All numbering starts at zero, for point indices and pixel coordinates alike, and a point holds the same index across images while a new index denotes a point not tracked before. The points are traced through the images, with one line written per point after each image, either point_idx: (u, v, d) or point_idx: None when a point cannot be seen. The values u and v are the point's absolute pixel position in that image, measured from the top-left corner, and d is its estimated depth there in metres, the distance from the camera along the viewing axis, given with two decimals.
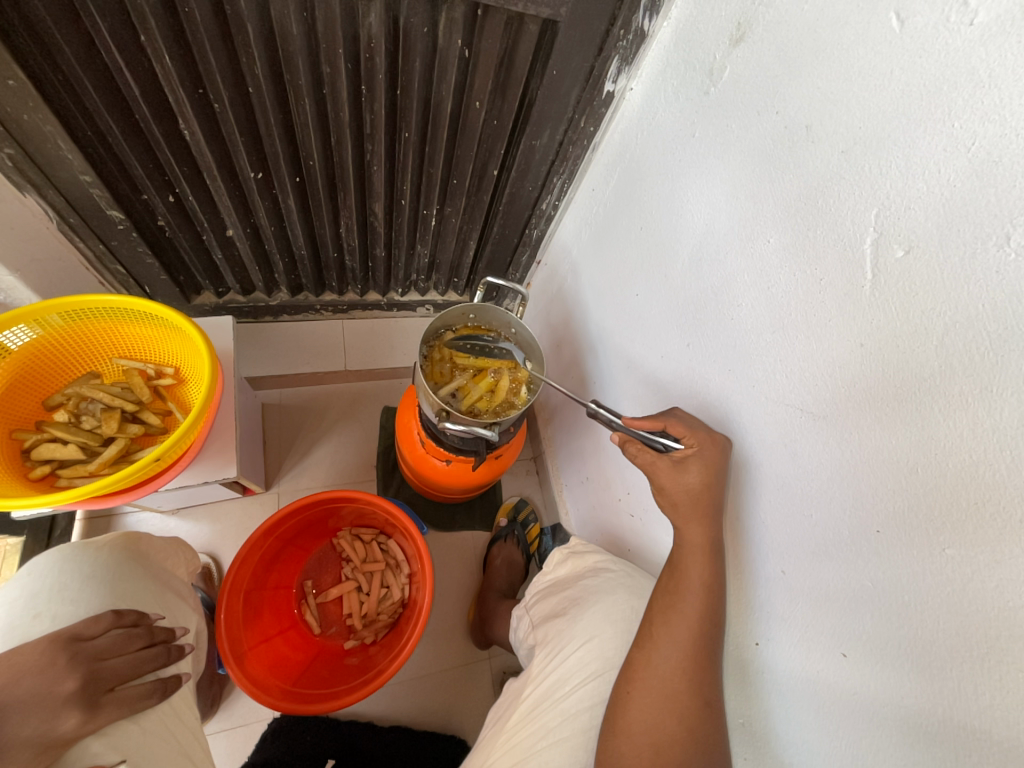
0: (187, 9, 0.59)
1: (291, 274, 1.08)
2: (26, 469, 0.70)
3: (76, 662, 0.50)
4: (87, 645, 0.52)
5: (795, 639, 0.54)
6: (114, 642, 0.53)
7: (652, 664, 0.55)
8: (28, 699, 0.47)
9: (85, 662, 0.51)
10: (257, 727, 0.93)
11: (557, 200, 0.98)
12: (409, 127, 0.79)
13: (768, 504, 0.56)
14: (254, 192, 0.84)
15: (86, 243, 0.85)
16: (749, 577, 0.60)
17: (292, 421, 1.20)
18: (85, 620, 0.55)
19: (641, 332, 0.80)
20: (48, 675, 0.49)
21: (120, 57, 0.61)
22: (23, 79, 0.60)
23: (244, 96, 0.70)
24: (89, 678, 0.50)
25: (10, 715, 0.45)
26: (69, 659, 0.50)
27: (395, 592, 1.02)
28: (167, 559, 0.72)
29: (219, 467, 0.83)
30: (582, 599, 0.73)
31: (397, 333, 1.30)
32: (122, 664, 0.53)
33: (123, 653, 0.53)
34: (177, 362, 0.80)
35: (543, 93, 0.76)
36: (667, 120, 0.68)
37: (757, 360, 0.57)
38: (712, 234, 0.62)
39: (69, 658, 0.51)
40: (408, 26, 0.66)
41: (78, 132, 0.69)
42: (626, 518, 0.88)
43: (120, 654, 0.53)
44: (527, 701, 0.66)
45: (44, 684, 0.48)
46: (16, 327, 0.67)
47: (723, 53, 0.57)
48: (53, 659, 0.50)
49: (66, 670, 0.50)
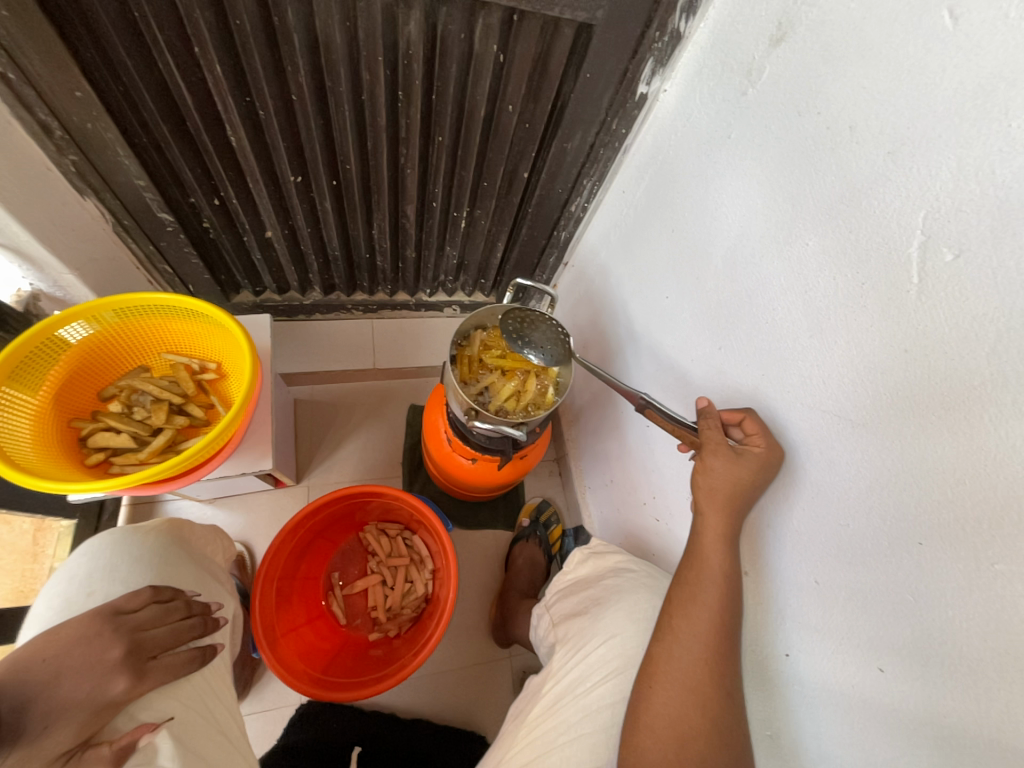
0: (238, 23, 0.61)
1: (325, 274, 1.11)
2: (82, 456, 0.74)
3: (125, 627, 0.54)
4: (131, 617, 0.56)
5: (826, 651, 0.53)
6: (152, 616, 0.57)
7: (676, 657, 0.53)
8: (78, 665, 0.50)
9: (135, 628, 0.54)
10: (285, 711, 0.96)
11: (586, 202, 0.98)
12: (442, 131, 0.80)
13: (801, 512, 0.56)
14: (293, 194, 0.87)
15: (137, 244, 0.90)
16: (779, 586, 0.59)
17: (321, 416, 1.23)
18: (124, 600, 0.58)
19: (671, 335, 0.79)
20: (93, 646, 0.52)
21: (175, 67, 0.64)
22: (90, 91, 0.64)
23: (288, 102, 0.73)
24: (141, 639, 0.54)
25: (64, 680, 0.49)
26: (112, 631, 0.54)
27: (418, 587, 1.04)
28: (208, 544, 0.76)
29: (256, 459, 0.86)
30: (603, 599, 0.73)
31: (424, 333, 1.32)
32: (164, 634, 0.56)
33: (163, 624, 0.56)
34: (218, 357, 0.83)
35: (576, 96, 0.77)
36: (701, 122, 0.68)
37: (793, 364, 0.56)
38: (747, 237, 0.61)
39: (119, 626, 0.54)
40: (446, 33, 0.67)
41: (135, 139, 0.73)
42: (651, 523, 0.88)
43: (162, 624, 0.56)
44: (548, 696, 0.67)
45: (91, 654, 0.51)
46: (75, 322, 0.71)
47: (763, 53, 0.57)
48: (98, 630, 0.53)
49: (111, 639, 0.53)
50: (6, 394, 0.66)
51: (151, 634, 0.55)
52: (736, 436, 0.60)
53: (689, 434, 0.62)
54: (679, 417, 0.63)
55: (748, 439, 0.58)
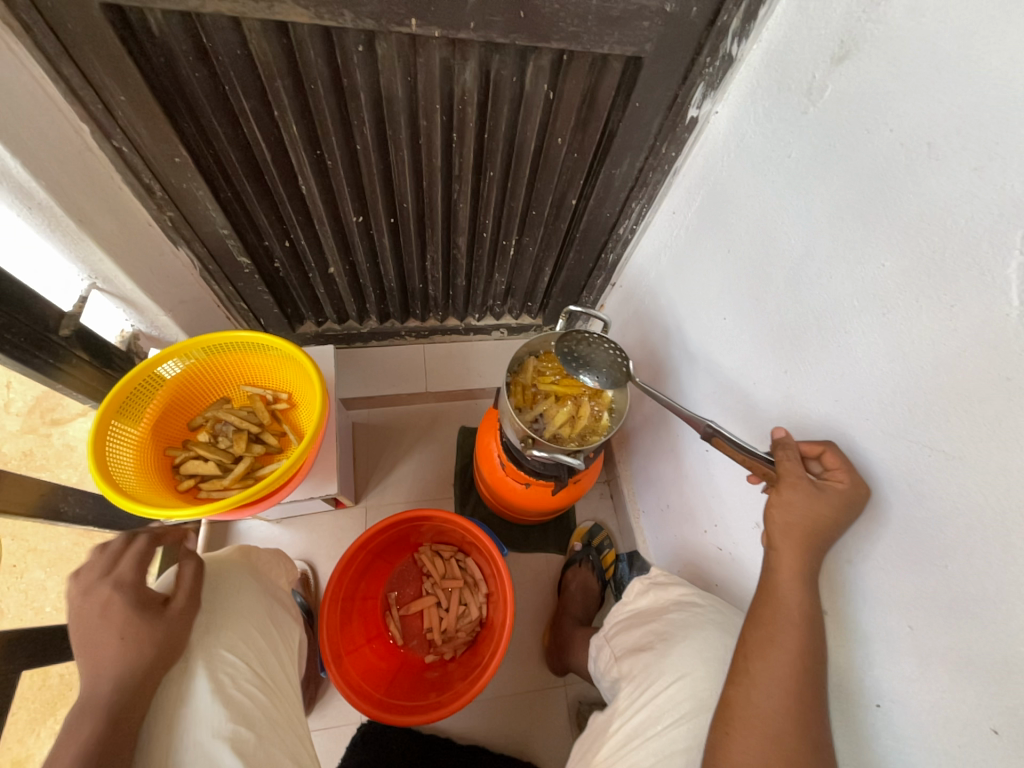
0: (313, 87, 0.67)
1: (381, 304, 1.17)
2: (175, 481, 0.82)
3: (109, 639, 0.54)
4: (105, 616, 0.56)
5: (926, 705, 0.49)
6: (118, 625, 0.55)
7: (753, 702, 0.51)
8: (113, 693, 0.53)
9: (116, 631, 0.55)
10: (347, 729, 0.99)
11: (635, 224, 0.98)
12: (493, 167, 0.83)
13: (888, 550, 0.52)
14: (355, 233, 0.93)
15: (219, 285, 0.99)
16: (864, 629, 0.55)
17: (377, 439, 1.28)
18: (89, 600, 0.57)
19: (731, 357, 0.77)
20: (112, 676, 0.53)
21: (258, 129, 0.71)
22: (186, 156, 0.72)
23: (353, 151, 0.78)
24: (129, 644, 0.55)
25: (118, 707, 0.53)
26: (106, 662, 0.54)
27: (472, 611, 1.04)
28: (272, 569, 0.79)
29: (323, 483, 0.91)
30: (669, 634, 0.70)
31: (473, 356, 1.35)
32: (141, 638, 0.56)
33: (129, 632, 0.55)
34: (289, 388, 0.89)
35: (625, 125, 0.78)
36: (757, 142, 0.67)
37: (872, 391, 0.53)
38: (812, 258, 0.59)
39: (106, 641, 0.54)
40: (500, 77, 0.70)
41: (221, 194, 0.81)
42: (713, 552, 0.84)
43: (146, 617, 0.57)
44: (616, 737, 0.65)
45: (117, 682, 0.53)
46: (169, 361, 0.80)
47: (824, 72, 0.55)
48: (102, 667, 0.54)
49: (115, 669, 0.54)
50: (113, 427, 0.74)
51: (139, 628, 0.56)
52: (815, 470, 0.56)
53: (763, 464, 0.59)
54: (752, 448, 0.60)
55: (827, 473, 0.55)
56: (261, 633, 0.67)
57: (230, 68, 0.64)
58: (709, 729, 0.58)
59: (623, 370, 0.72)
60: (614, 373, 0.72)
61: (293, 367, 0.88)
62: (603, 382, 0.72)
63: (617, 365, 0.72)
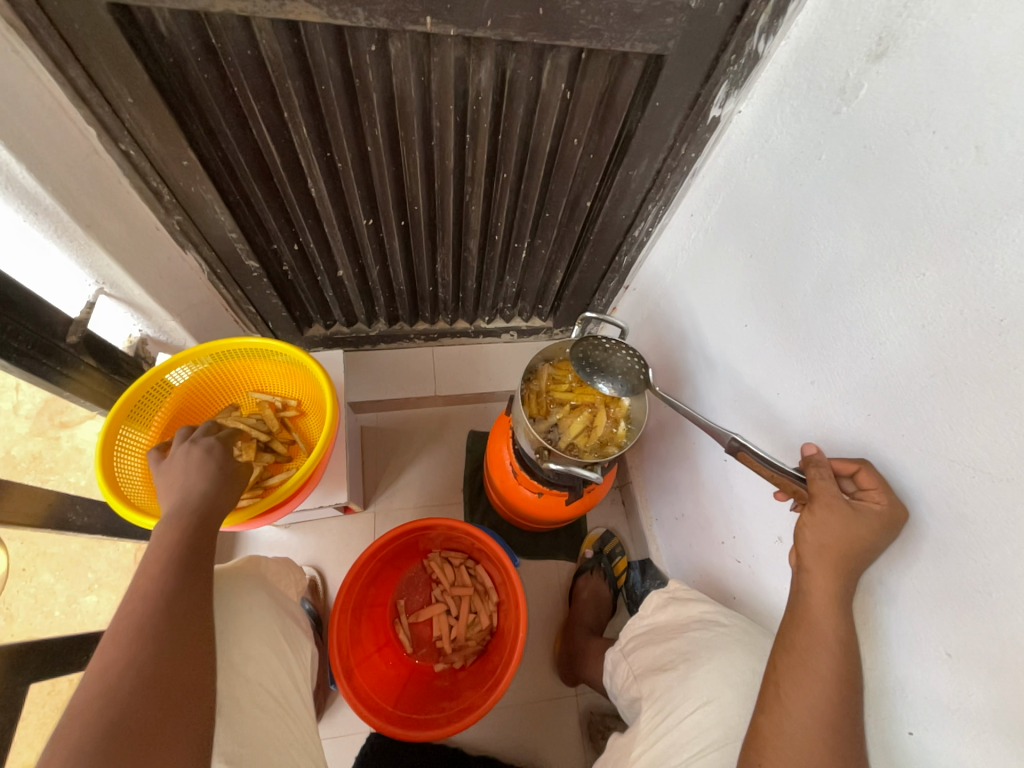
0: (324, 88, 0.65)
1: (390, 306, 1.15)
2: None
3: (186, 492, 0.61)
4: (187, 469, 0.64)
5: (964, 735, 0.47)
6: (166, 556, 0.55)
7: (787, 732, 0.50)
8: (161, 647, 0.49)
9: (195, 480, 0.63)
10: (357, 737, 0.98)
11: (651, 226, 0.96)
12: (507, 168, 0.81)
13: (924, 572, 0.49)
14: (365, 236, 0.91)
15: (228, 289, 0.97)
16: (896, 652, 0.53)
17: (386, 443, 1.27)
18: (166, 473, 0.65)
19: (752, 364, 0.74)
20: (161, 628, 0.50)
21: (267, 132, 0.70)
22: (194, 159, 0.71)
23: (363, 153, 0.76)
24: (205, 489, 0.62)
25: (166, 662, 0.49)
26: (158, 610, 0.51)
27: (483, 619, 1.03)
28: (281, 580, 0.78)
29: (333, 491, 0.90)
30: (691, 653, 0.69)
31: (482, 359, 1.33)
32: (185, 581, 0.54)
33: (178, 566, 0.55)
34: (299, 395, 0.88)
35: (644, 125, 0.75)
36: (784, 142, 0.64)
37: (908, 406, 0.50)
38: (843, 265, 0.57)
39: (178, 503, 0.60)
40: (515, 76, 0.68)
41: (230, 197, 0.79)
42: (730, 564, 0.82)
43: (221, 467, 0.66)
44: (639, 763, 0.64)
45: (166, 635, 0.50)
46: (179, 367, 0.79)
47: (859, 70, 0.52)
48: (149, 618, 0.50)
49: (166, 618, 0.51)
50: (122, 432, 0.73)
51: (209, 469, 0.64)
52: (848, 489, 0.54)
53: (797, 484, 0.57)
54: (781, 464, 0.58)
55: (862, 494, 0.52)
56: (271, 650, 0.66)
57: (239, 68, 0.62)
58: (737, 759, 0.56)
59: (643, 378, 0.70)
60: (633, 381, 0.70)
61: (303, 374, 0.86)
62: (620, 390, 0.71)
63: (636, 373, 0.70)
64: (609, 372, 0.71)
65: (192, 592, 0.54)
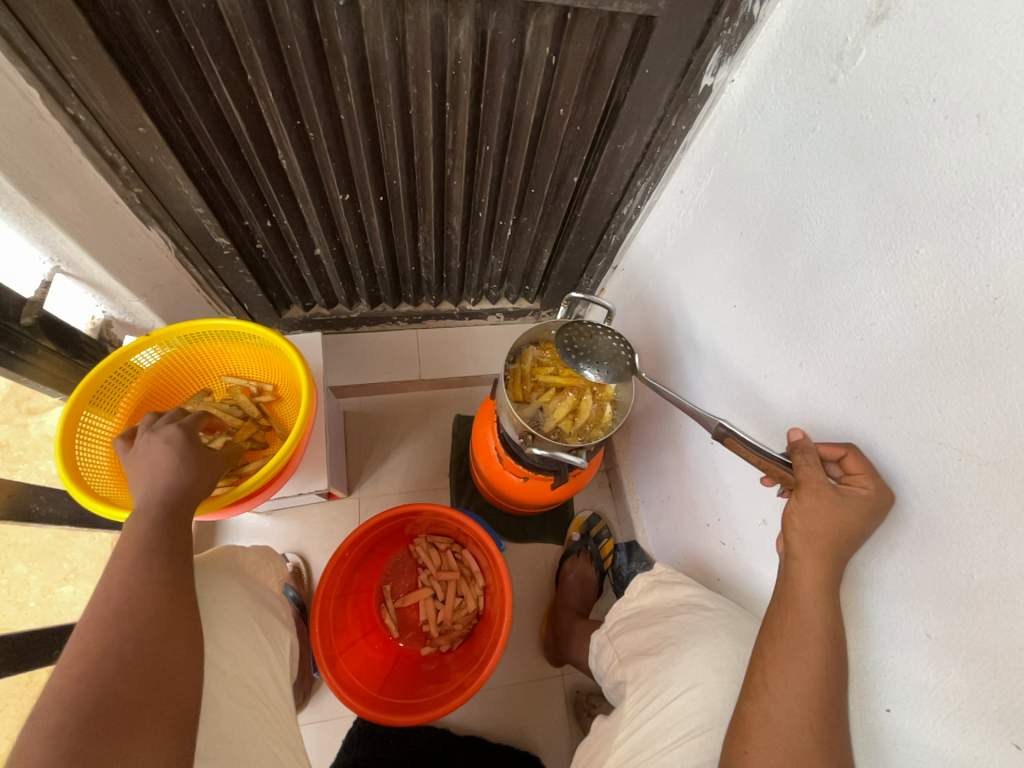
0: (290, 47, 0.60)
1: (371, 286, 1.11)
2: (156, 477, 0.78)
3: (157, 484, 0.58)
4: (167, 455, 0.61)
5: (940, 713, 0.47)
6: (139, 541, 0.53)
7: (773, 720, 0.50)
8: (144, 626, 0.48)
9: (165, 465, 0.60)
10: (343, 721, 0.98)
11: (640, 203, 0.93)
12: (490, 141, 0.77)
13: (907, 556, 0.49)
14: (342, 213, 0.87)
15: (198, 268, 0.93)
16: (876, 634, 0.53)
17: (370, 428, 1.25)
18: (145, 457, 0.62)
19: (741, 345, 0.73)
20: (142, 608, 0.48)
21: (230, 97, 0.65)
22: (151, 125, 0.65)
23: (336, 121, 0.72)
24: (178, 478, 0.59)
25: (150, 643, 0.47)
26: (138, 591, 0.49)
27: (469, 603, 1.03)
28: (261, 571, 0.77)
29: (313, 479, 0.88)
30: (677, 639, 0.69)
31: (468, 342, 1.29)
32: (162, 563, 0.52)
33: (153, 548, 0.53)
34: (275, 379, 0.86)
35: (633, 94, 0.71)
36: (778, 113, 0.61)
37: (898, 389, 0.49)
38: (835, 242, 0.55)
39: (148, 497, 0.57)
40: (497, 38, 0.63)
41: (194, 169, 0.74)
42: (716, 547, 0.83)
43: (203, 451, 0.63)
44: (623, 747, 0.64)
45: (146, 614, 0.48)
46: (147, 349, 0.75)
47: (858, 33, 0.50)
48: (130, 596, 0.49)
49: (146, 600, 0.49)
50: (85, 418, 0.69)
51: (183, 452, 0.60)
52: (836, 475, 0.53)
53: (781, 469, 0.56)
54: (767, 450, 0.57)
55: (848, 479, 0.52)
56: (250, 641, 0.65)
57: (194, 24, 0.57)
58: (722, 744, 0.57)
59: (628, 363, 0.68)
60: (619, 367, 0.68)
61: (280, 359, 0.83)
62: (605, 376, 0.68)
63: (622, 357, 0.68)
64: (593, 357, 0.68)
65: (171, 575, 0.52)
